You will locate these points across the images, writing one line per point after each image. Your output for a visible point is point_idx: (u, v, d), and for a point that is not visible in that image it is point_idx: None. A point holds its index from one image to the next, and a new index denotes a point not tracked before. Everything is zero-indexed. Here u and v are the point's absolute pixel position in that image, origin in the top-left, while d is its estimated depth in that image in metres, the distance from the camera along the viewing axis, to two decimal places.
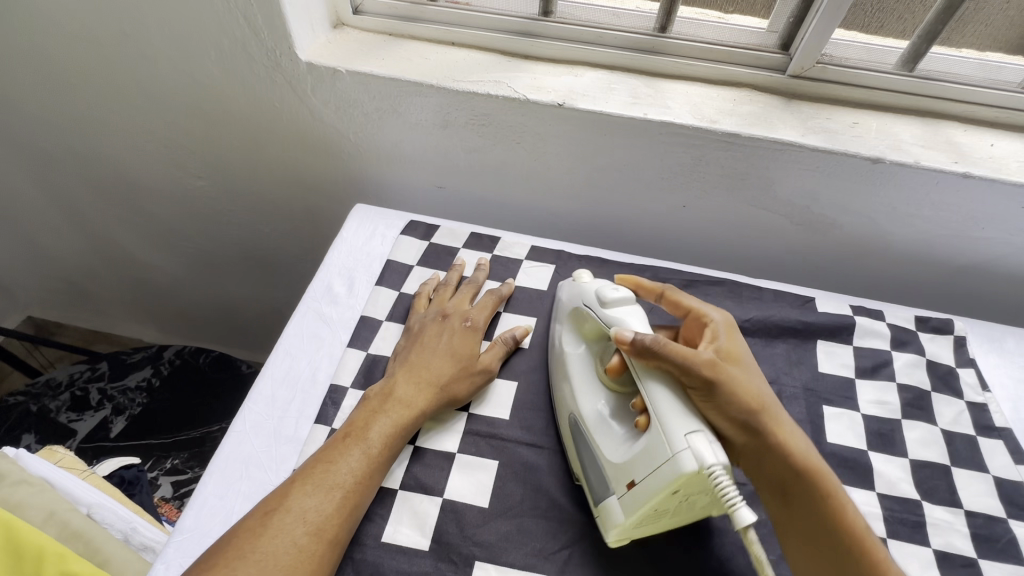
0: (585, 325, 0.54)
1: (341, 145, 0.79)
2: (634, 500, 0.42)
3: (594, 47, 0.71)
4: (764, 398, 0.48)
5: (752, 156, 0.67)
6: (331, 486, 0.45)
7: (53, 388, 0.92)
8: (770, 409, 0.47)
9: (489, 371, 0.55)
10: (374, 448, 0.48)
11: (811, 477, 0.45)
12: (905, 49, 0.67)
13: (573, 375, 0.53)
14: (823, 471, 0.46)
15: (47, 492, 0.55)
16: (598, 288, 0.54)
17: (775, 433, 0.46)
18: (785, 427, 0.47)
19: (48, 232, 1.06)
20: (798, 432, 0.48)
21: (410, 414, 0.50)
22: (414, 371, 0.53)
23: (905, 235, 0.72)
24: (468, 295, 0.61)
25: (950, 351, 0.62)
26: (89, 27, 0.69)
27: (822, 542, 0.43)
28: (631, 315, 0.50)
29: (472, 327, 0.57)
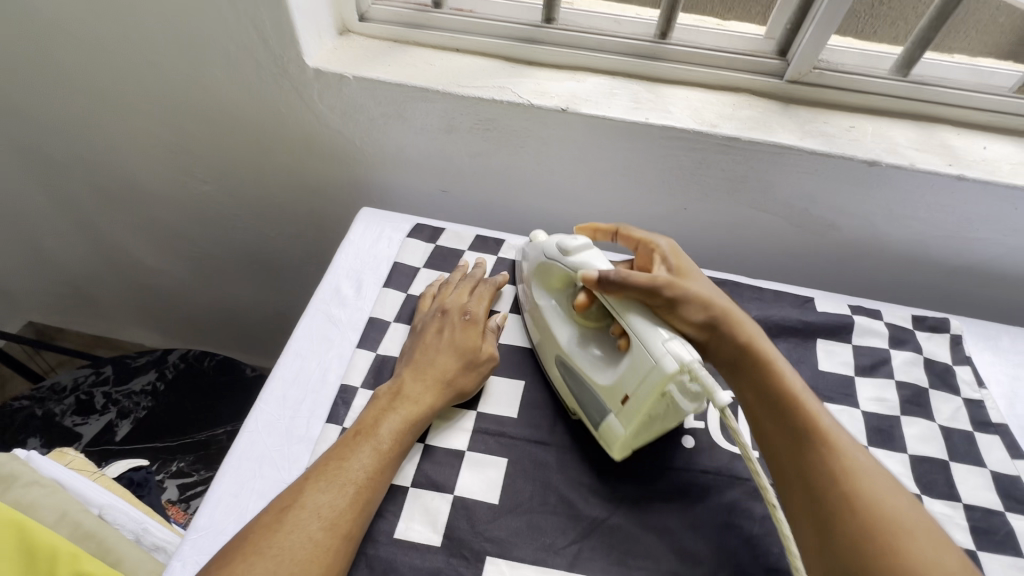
0: (550, 276, 0.58)
1: (346, 150, 0.80)
2: (630, 411, 0.47)
3: (596, 53, 0.72)
4: (716, 294, 0.53)
5: (752, 159, 0.68)
6: (344, 482, 0.46)
7: (57, 392, 0.92)
8: (724, 301, 0.53)
9: (493, 359, 0.56)
10: (385, 444, 0.49)
11: (765, 359, 0.49)
12: (899, 54, 0.69)
13: (553, 323, 0.57)
14: (773, 352, 0.50)
15: (59, 493, 0.56)
16: (556, 239, 0.58)
17: (730, 321, 0.51)
18: (738, 316, 0.52)
19: (52, 237, 1.07)
20: (749, 320, 0.53)
21: (419, 410, 0.51)
22: (418, 369, 0.54)
23: (901, 236, 0.73)
24: (467, 288, 0.62)
25: (946, 349, 0.64)
26: (98, 33, 0.70)
27: (778, 417, 0.47)
28: (591, 255, 0.54)
29: (473, 317, 0.58)
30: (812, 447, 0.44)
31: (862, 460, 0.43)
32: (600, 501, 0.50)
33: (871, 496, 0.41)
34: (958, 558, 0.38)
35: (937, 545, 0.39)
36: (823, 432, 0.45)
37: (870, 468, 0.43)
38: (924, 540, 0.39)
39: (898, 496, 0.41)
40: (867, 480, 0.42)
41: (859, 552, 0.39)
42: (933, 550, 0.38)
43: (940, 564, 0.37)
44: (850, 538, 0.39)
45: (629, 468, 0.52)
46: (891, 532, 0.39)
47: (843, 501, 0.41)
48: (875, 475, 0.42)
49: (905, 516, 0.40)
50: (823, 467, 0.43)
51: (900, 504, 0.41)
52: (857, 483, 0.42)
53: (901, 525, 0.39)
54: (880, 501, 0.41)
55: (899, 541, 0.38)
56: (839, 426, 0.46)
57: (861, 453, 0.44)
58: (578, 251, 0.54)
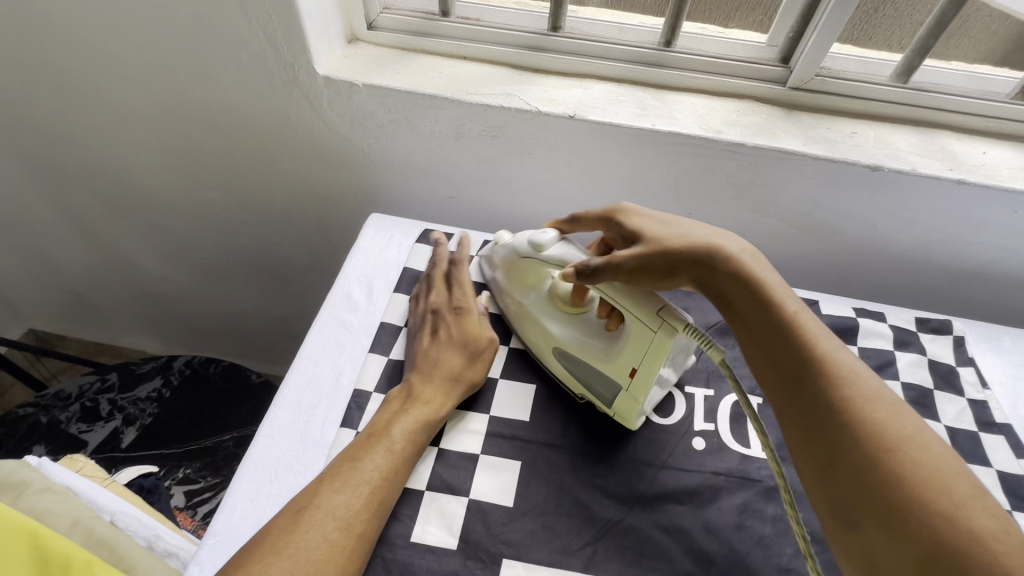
0: (526, 273, 0.60)
1: (354, 156, 0.80)
2: (642, 380, 0.51)
3: (602, 60, 0.73)
4: (680, 230, 0.52)
5: (757, 165, 0.69)
6: (359, 483, 0.46)
7: (62, 399, 0.92)
8: (690, 236, 0.51)
9: (492, 342, 0.58)
10: (398, 445, 0.49)
11: (754, 288, 0.47)
12: (899, 62, 0.70)
13: (541, 318, 0.59)
14: (763, 279, 0.48)
15: (71, 499, 0.56)
16: (526, 236, 0.59)
17: (703, 252, 0.50)
18: (718, 245, 0.50)
19: (56, 244, 1.07)
20: (732, 246, 0.51)
21: (430, 410, 0.52)
22: (423, 369, 0.55)
23: (903, 239, 0.75)
24: (444, 283, 0.63)
25: (950, 351, 0.65)
26: (110, 42, 0.71)
27: (775, 346, 0.45)
28: (561, 246, 0.56)
29: (465, 310, 0.59)
30: (813, 376, 0.42)
31: (865, 383, 0.41)
32: (614, 503, 0.50)
33: (877, 421, 0.39)
34: (971, 478, 0.36)
35: (949, 466, 0.37)
36: (817, 356, 0.42)
37: (875, 392, 0.41)
38: (935, 462, 0.37)
39: (905, 417, 0.39)
40: (872, 405, 0.40)
41: (864, 479, 0.37)
42: (944, 472, 0.36)
43: (951, 484, 0.36)
44: (854, 466, 0.38)
45: (640, 470, 0.52)
46: (896, 457, 0.37)
47: (845, 428, 0.39)
48: (881, 399, 0.40)
49: (915, 439, 0.38)
50: (822, 395, 0.41)
51: (909, 427, 0.39)
52: (857, 405, 0.40)
53: (909, 449, 0.37)
54: (887, 426, 0.38)
55: (907, 465, 0.36)
56: (842, 351, 0.43)
57: (864, 375, 0.42)
58: (550, 247, 0.56)
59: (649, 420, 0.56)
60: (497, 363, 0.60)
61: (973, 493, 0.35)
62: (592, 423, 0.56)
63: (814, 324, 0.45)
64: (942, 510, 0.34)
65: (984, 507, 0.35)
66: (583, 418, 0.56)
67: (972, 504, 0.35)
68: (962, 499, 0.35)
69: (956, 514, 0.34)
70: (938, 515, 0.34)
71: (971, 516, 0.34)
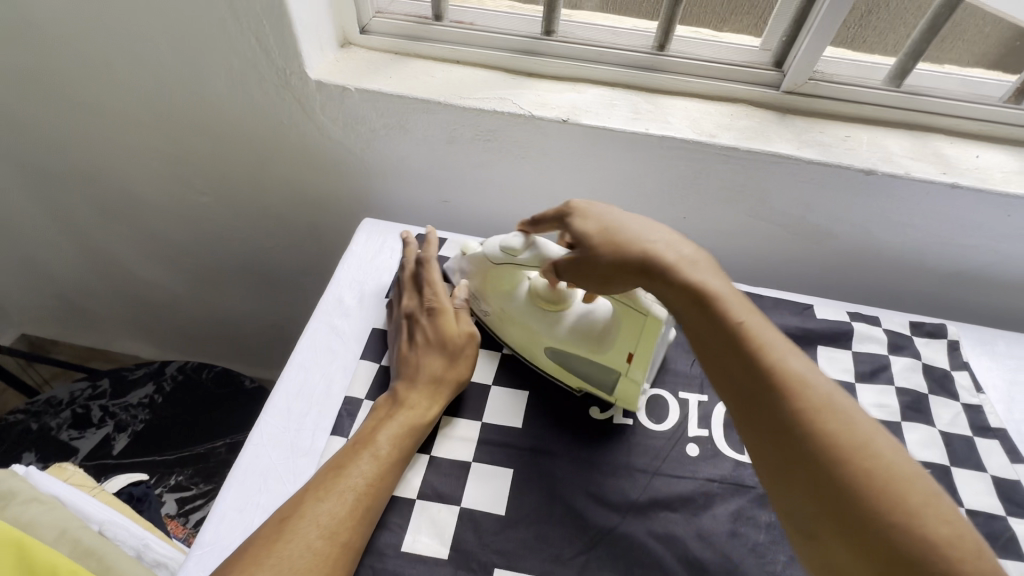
0: (501, 279, 0.59)
1: (347, 161, 0.80)
2: (639, 363, 0.53)
3: (595, 65, 0.73)
4: (615, 227, 0.50)
5: (751, 169, 0.69)
6: (343, 490, 0.45)
7: (53, 405, 0.91)
8: (625, 234, 0.50)
9: (472, 335, 0.57)
10: (384, 451, 0.48)
11: (695, 294, 0.45)
12: (892, 65, 0.70)
13: (527, 322, 0.58)
14: (703, 281, 0.46)
15: (58, 509, 0.55)
16: (496, 241, 0.58)
17: (642, 253, 0.48)
18: (654, 246, 0.48)
19: (48, 249, 1.06)
20: (670, 242, 0.49)
21: (415, 416, 0.51)
22: (405, 376, 0.54)
23: (897, 242, 0.74)
24: (414, 285, 0.61)
25: (944, 355, 0.65)
26: (100, 47, 0.70)
27: (723, 358, 0.43)
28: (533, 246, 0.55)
29: (439, 309, 0.57)
30: (764, 390, 0.41)
31: (816, 390, 0.40)
32: (607, 511, 0.50)
33: (831, 433, 0.38)
34: (925, 479, 0.36)
35: (903, 473, 0.36)
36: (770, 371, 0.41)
37: (827, 398, 0.39)
38: (889, 470, 0.36)
39: (857, 422, 0.38)
40: (825, 415, 0.39)
41: (823, 496, 0.37)
42: (899, 479, 0.36)
43: (905, 492, 0.35)
44: (812, 483, 0.38)
45: (634, 477, 0.52)
46: (851, 469, 0.37)
47: (800, 442, 0.38)
48: (833, 405, 0.39)
49: (869, 446, 0.37)
50: (776, 410, 0.40)
51: (862, 435, 0.38)
52: (814, 420, 0.39)
53: (864, 460, 0.37)
54: (841, 437, 0.38)
55: (862, 479, 0.36)
56: (791, 355, 0.42)
57: (814, 379, 0.40)
58: (524, 249, 0.55)
59: (643, 426, 0.55)
60: (490, 369, 0.60)
61: (928, 498, 0.35)
62: (584, 429, 0.55)
63: (764, 330, 0.43)
64: (898, 522, 0.34)
65: (938, 512, 0.35)
66: (575, 424, 0.55)
67: (927, 510, 0.35)
68: (917, 508, 0.35)
69: (911, 524, 0.34)
70: (894, 528, 0.34)
71: (926, 525, 0.34)
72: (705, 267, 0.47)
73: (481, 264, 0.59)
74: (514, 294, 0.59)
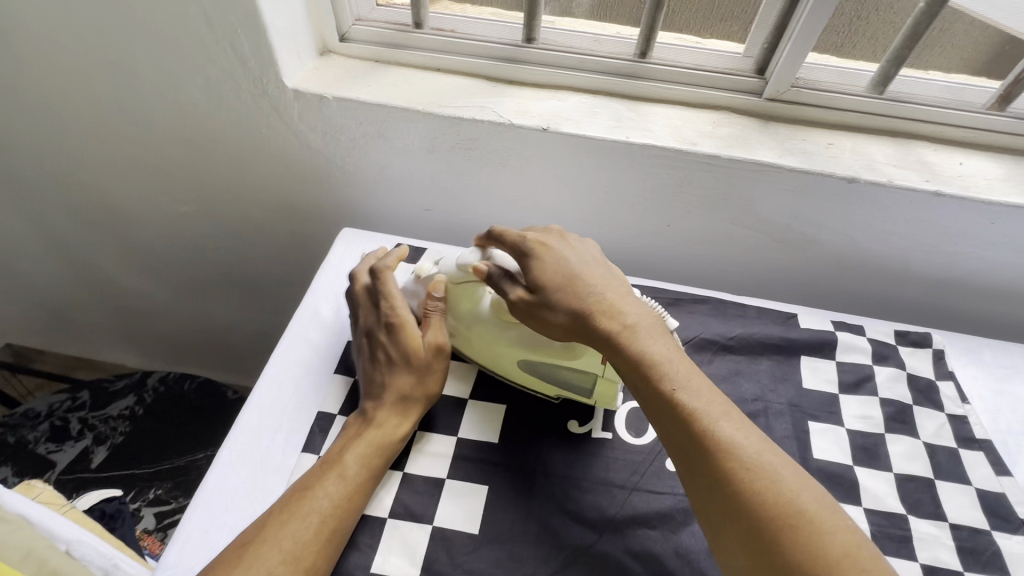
0: (460, 296, 0.56)
1: (327, 169, 0.79)
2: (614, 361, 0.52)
3: (576, 72, 0.72)
4: (565, 274, 0.51)
5: (733, 177, 0.68)
6: (308, 513, 0.45)
7: (31, 418, 0.90)
8: (574, 282, 0.51)
9: (437, 346, 0.54)
10: (351, 472, 0.48)
11: (636, 352, 0.47)
12: (875, 72, 0.69)
13: (493, 334, 0.55)
14: (643, 338, 0.48)
15: (25, 529, 0.53)
16: (453, 257, 0.57)
17: (590, 308, 0.50)
18: (601, 300, 0.50)
19: (28, 259, 1.05)
20: (615, 297, 0.51)
21: (384, 435, 0.50)
22: (373, 395, 0.53)
23: (882, 250, 0.74)
24: (371, 296, 0.58)
25: (929, 364, 0.64)
26: (74, 57, 0.69)
27: (661, 416, 0.45)
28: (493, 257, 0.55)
29: (398, 322, 0.55)
30: (700, 448, 0.43)
31: (745, 447, 0.42)
32: (583, 529, 0.49)
33: (759, 490, 0.40)
34: (847, 530, 0.39)
35: (824, 526, 0.38)
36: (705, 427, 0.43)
37: (756, 454, 0.42)
38: (812, 524, 0.38)
39: (783, 477, 0.41)
40: (754, 472, 0.41)
41: (756, 552, 0.39)
42: (821, 533, 0.38)
43: (825, 542, 0.38)
44: (744, 539, 0.39)
45: (611, 493, 0.51)
46: (777, 522, 0.39)
47: (730, 497, 0.41)
48: (760, 461, 0.41)
49: (793, 501, 0.39)
50: (710, 465, 0.42)
51: (787, 490, 0.40)
52: (744, 475, 0.41)
53: (790, 515, 0.39)
54: (768, 492, 0.40)
55: (788, 534, 0.38)
56: (723, 412, 0.44)
57: (744, 436, 0.43)
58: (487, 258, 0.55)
59: (621, 440, 0.54)
60: (467, 382, 0.59)
61: (848, 549, 0.37)
62: (562, 444, 0.54)
63: (699, 388, 0.46)
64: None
65: (858, 562, 0.37)
66: (553, 440, 0.54)
67: (848, 562, 0.37)
68: (839, 560, 0.37)
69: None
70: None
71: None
72: (647, 323, 0.50)
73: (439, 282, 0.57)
74: (477, 310, 0.56)
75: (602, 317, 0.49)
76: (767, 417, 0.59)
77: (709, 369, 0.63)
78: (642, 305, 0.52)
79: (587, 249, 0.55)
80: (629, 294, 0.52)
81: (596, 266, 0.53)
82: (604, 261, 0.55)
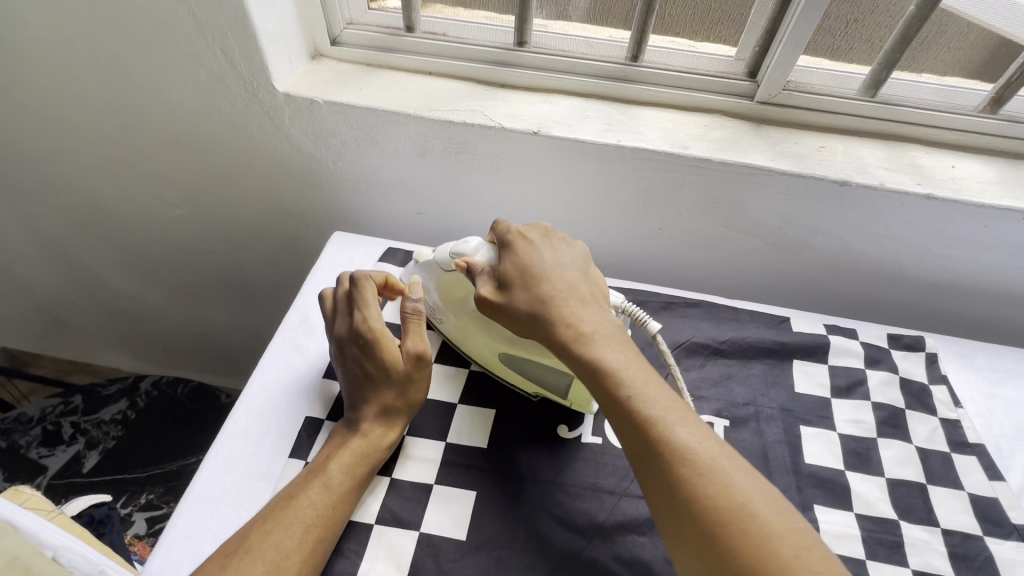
0: (450, 286, 0.57)
1: (320, 172, 0.79)
2: None
3: (568, 75, 0.72)
4: (526, 281, 0.51)
5: (725, 180, 0.68)
6: (292, 523, 0.44)
7: (23, 423, 0.90)
8: (534, 289, 0.51)
9: (418, 356, 0.52)
10: (336, 482, 0.47)
11: (592, 358, 0.47)
12: (867, 75, 0.69)
13: (477, 325, 0.56)
14: (601, 344, 0.48)
15: (10, 535, 0.53)
16: (449, 246, 0.57)
17: (547, 312, 0.49)
18: (562, 305, 0.50)
19: (23, 264, 1.05)
20: (576, 303, 0.50)
21: (369, 444, 0.50)
22: (354, 406, 0.52)
23: (876, 253, 0.73)
24: (348, 304, 0.56)
25: (922, 368, 0.63)
26: (65, 61, 0.69)
27: (618, 422, 0.45)
28: (485, 249, 0.55)
29: (371, 336, 0.52)
30: (654, 454, 0.42)
31: (699, 451, 0.41)
32: (571, 534, 0.48)
33: (711, 495, 0.39)
34: (799, 533, 0.38)
35: (775, 530, 0.38)
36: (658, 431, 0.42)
37: (710, 459, 0.41)
38: (762, 529, 0.38)
39: (736, 481, 0.40)
40: (706, 477, 0.40)
41: (708, 558, 0.38)
42: (772, 537, 0.37)
43: (775, 548, 0.37)
44: (696, 546, 0.39)
45: (600, 499, 0.50)
46: (725, 528, 0.38)
47: (682, 502, 0.40)
48: (713, 466, 0.41)
49: (745, 505, 0.39)
50: (661, 470, 0.41)
51: (739, 494, 0.39)
52: (694, 479, 0.40)
53: (744, 519, 0.38)
54: (720, 497, 0.39)
55: (738, 539, 0.38)
56: (679, 417, 0.43)
57: (699, 441, 0.42)
58: (478, 251, 0.55)
59: (611, 445, 0.54)
60: (457, 386, 0.58)
61: (799, 551, 0.37)
62: (551, 449, 0.54)
63: (655, 391, 0.45)
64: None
65: (809, 565, 0.36)
66: (542, 445, 0.54)
67: (800, 564, 0.36)
68: (790, 563, 0.36)
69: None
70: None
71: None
72: (609, 326, 0.49)
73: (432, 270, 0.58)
74: (465, 303, 0.57)
75: (559, 321, 0.49)
76: (758, 422, 0.59)
77: (700, 373, 0.63)
78: (605, 310, 0.51)
79: (553, 253, 0.54)
80: (592, 299, 0.51)
81: (565, 267, 0.53)
82: (571, 264, 0.54)
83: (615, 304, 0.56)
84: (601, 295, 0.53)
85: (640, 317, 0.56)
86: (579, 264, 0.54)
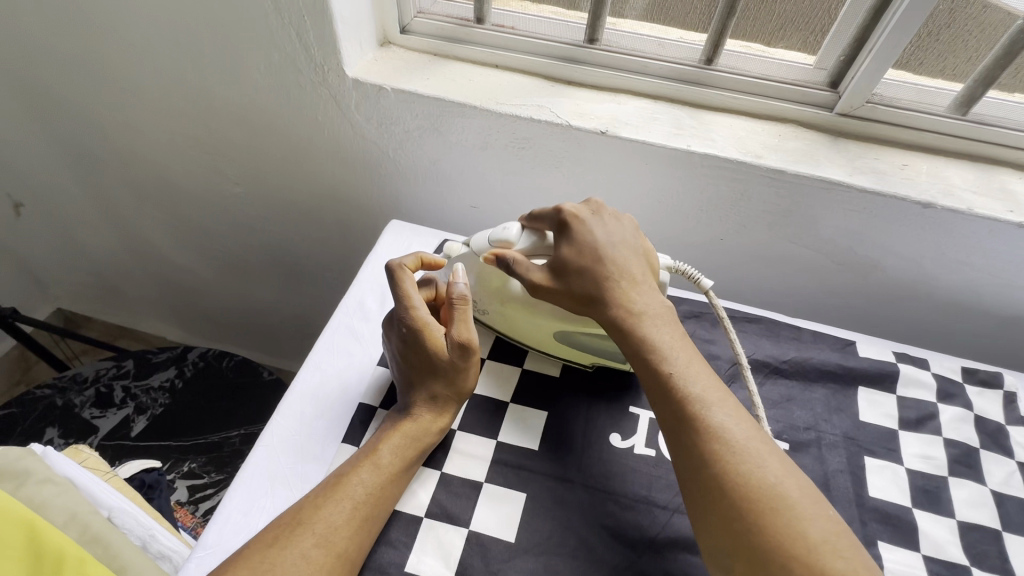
0: (492, 275, 0.56)
1: (378, 160, 0.79)
2: None
3: (639, 76, 0.70)
4: (585, 258, 0.51)
5: (798, 193, 0.65)
6: (341, 497, 0.44)
7: (78, 382, 0.93)
8: (589, 266, 0.51)
9: (461, 348, 0.50)
10: (386, 462, 0.47)
11: (640, 336, 0.48)
12: (959, 91, 0.65)
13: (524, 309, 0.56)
14: (650, 324, 0.48)
15: (71, 492, 0.55)
16: (485, 235, 0.56)
17: (600, 288, 0.50)
18: (615, 284, 0.50)
19: (88, 231, 1.09)
20: (627, 282, 0.51)
21: (418, 430, 0.49)
22: (407, 394, 0.52)
23: (951, 280, 0.70)
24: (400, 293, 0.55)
25: (999, 407, 0.59)
26: (145, 38, 0.71)
27: (657, 397, 0.46)
28: (525, 236, 0.54)
29: (416, 327, 0.50)
30: (689, 429, 0.43)
31: (735, 431, 0.42)
32: (621, 547, 0.47)
33: (744, 474, 0.40)
34: (827, 517, 0.39)
35: (804, 513, 0.39)
36: (697, 412, 0.43)
37: (746, 442, 0.42)
38: (792, 511, 0.38)
39: (769, 464, 0.41)
40: (741, 457, 0.41)
41: (734, 532, 0.39)
42: (802, 518, 0.38)
43: (806, 532, 0.38)
44: (722, 518, 0.40)
45: (653, 513, 0.49)
46: (757, 505, 0.39)
47: (715, 478, 0.41)
48: (747, 447, 0.41)
49: (777, 488, 0.39)
50: (697, 446, 0.42)
51: (771, 477, 0.40)
52: (729, 458, 0.41)
53: (775, 500, 0.39)
54: (752, 477, 0.40)
55: (767, 518, 0.38)
56: (718, 399, 0.44)
57: (736, 423, 0.43)
58: (518, 239, 0.54)
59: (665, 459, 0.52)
60: (509, 385, 0.58)
61: (827, 535, 0.38)
62: (604, 458, 0.52)
63: (697, 373, 0.46)
64: (797, 556, 0.37)
65: (837, 548, 0.37)
66: (596, 452, 0.53)
67: (827, 547, 0.37)
68: (818, 545, 0.37)
69: (809, 558, 0.37)
70: (793, 560, 0.37)
71: (824, 560, 0.36)
72: (659, 309, 0.50)
73: (472, 265, 0.57)
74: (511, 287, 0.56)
75: (614, 300, 0.50)
76: (820, 448, 0.56)
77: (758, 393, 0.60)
78: (655, 292, 0.51)
79: (609, 228, 0.53)
80: (645, 280, 0.52)
81: (623, 246, 0.53)
82: (628, 241, 0.53)
83: (667, 265, 0.56)
84: (652, 277, 0.53)
85: (692, 275, 0.57)
86: (636, 242, 0.54)
